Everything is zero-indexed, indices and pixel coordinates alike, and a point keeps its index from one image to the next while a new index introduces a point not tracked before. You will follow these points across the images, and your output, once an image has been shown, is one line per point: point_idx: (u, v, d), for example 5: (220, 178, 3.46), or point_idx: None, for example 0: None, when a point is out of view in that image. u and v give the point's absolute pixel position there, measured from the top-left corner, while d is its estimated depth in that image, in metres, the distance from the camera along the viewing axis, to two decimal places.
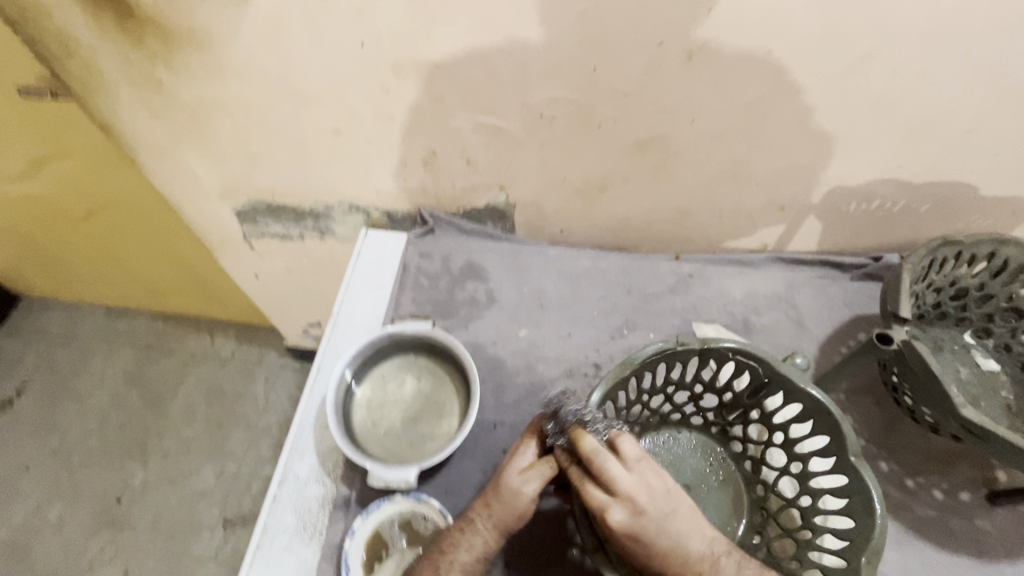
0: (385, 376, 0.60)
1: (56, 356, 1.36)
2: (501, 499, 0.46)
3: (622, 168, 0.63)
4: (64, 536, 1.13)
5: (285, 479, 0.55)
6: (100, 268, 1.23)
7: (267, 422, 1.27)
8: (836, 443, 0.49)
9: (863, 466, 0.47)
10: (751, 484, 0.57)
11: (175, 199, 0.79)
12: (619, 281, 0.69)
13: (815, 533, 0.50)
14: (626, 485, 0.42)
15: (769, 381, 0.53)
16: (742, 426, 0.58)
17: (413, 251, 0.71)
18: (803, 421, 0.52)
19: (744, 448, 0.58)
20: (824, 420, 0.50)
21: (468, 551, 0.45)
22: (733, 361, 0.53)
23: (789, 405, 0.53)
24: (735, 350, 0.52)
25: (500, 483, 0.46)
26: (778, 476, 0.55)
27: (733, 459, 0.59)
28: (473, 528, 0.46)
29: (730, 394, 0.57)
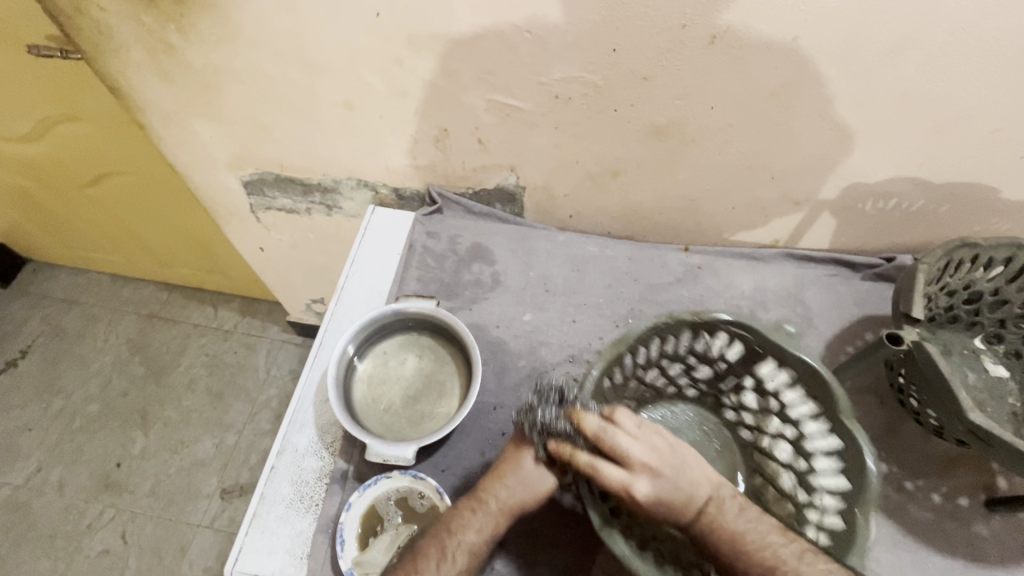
0: (387, 354, 0.60)
1: (61, 320, 1.37)
2: (516, 480, 0.47)
3: (636, 154, 0.62)
4: (65, 497, 1.15)
5: (284, 451, 0.55)
6: (106, 234, 1.23)
7: (267, 396, 1.28)
8: (827, 406, 0.48)
9: (854, 426, 0.46)
10: (748, 451, 0.57)
11: (183, 167, 0.79)
12: (626, 269, 0.68)
13: (810, 495, 0.50)
14: (631, 454, 0.44)
15: (761, 351, 0.52)
16: (736, 394, 0.57)
17: (419, 230, 0.70)
18: (794, 386, 0.52)
19: (739, 417, 0.58)
20: (815, 384, 0.49)
21: (478, 529, 0.45)
22: (722, 331, 0.52)
23: (778, 370, 0.52)
24: (727, 323, 0.51)
25: (516, 467, 0.47)
26: (774, 442, 0.55)
27: (730, 428, 0.58)
28: (485, 507, 0.46)
29: (722, 364, 0.56)
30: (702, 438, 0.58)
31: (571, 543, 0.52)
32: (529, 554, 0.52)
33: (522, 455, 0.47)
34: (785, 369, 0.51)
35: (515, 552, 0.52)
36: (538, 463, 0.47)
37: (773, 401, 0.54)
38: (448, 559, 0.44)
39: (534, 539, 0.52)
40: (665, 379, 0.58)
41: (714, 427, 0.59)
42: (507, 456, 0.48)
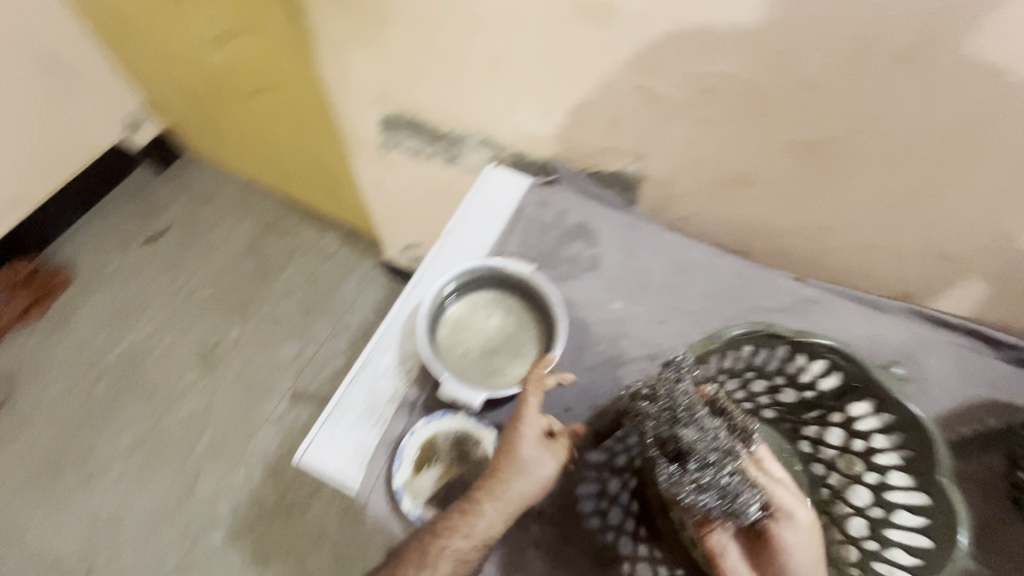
0: (475, 305, 0.62)
1: (196, 210, 1.54)
2: (525, 485, 0.48)
3: (775, 167, 0.58)
4: (170, 360, 1.32)
5: (366, 366, 0.60)
6: (250, 144, 1.37)
7: (349, 320, 1.37)
8: (924, 462, 0.42)
9: (952, 489, 0.41)
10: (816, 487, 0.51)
11: (333, 94, 0.85)
12: (731, 284, 0.65)
13: (881, 548, 0.45)
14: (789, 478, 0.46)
15: (860, 387, 0.46)
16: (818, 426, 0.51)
17: (532, 196, 0.72)
18: (889, 432, 0.46)
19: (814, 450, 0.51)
20: (916, 436, 0.43)
21: (482, 528, 0.47)
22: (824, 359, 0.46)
23: (877, 413, 0.46)
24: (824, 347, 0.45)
25: (525, 475, 0.48)
26: (848, 484, 0.49)
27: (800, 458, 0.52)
28: (490, 508, 0.47)
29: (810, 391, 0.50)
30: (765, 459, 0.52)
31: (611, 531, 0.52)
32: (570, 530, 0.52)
33: (525, 458, 0.49)
34: (885, 415, 0.45)
35: (554, 522, 0.53)
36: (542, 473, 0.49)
37: (857, 442, 0.48)
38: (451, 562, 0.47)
39: (575, 516, 0.53)
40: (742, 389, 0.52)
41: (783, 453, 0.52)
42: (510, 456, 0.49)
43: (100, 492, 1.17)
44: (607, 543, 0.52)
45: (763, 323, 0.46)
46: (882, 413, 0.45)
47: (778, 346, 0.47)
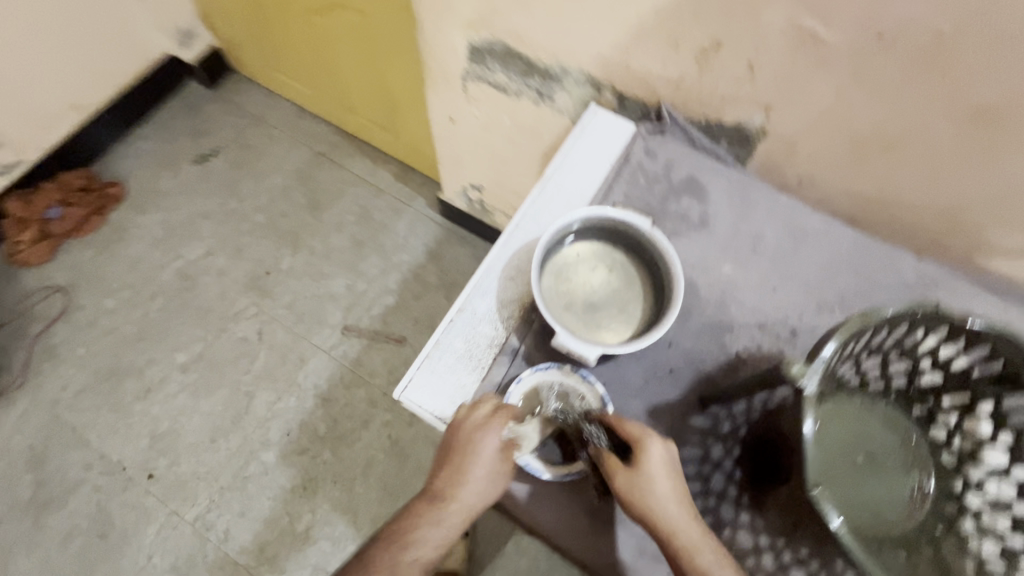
0: (579, 257, 0.58)
1: (248, 132, 1.51)
2: (480, 474, 0.48)
3: (931, 132, 0.53)
4: (223, 283, 1.33)
5: (463, 310, 0.58)
6: (309, 65, 1.31)
7: (400, 259, 1.36)
8: None
9: None
10: (945, 478, 0.46)
11: (422, 15, 0.79)
12: (849, 256, 0.61)
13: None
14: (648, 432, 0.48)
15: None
16: (958, 415, 0.46)
17: (639, 145, 0.67)
18: None
19: (948, 439, 0.46)
20: None
21: (447, 529, 0.48)
22: (985, 346, 0.41)
23: None
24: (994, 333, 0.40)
25: (476, 466, 0.48)
26: (988, 480, 0.44)
27: (928, 448, 0.47)
28: (453, 512, 0.48)
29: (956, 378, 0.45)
30: (891, 444, 0.47)
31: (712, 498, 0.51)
32: None
33: (472, 448, 0.48)
34: None
35: None
36: (491, 463, 0.49)
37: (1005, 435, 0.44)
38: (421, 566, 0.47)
39: None
40: (878, 369, 0.47)
41: (909, 440, 0.47)
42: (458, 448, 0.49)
43: (158, 405, 1.20)
44: (709, 509, 0.51)
45: (931, 302, 0.40)
46: None
47: (939, 328, 0.42)
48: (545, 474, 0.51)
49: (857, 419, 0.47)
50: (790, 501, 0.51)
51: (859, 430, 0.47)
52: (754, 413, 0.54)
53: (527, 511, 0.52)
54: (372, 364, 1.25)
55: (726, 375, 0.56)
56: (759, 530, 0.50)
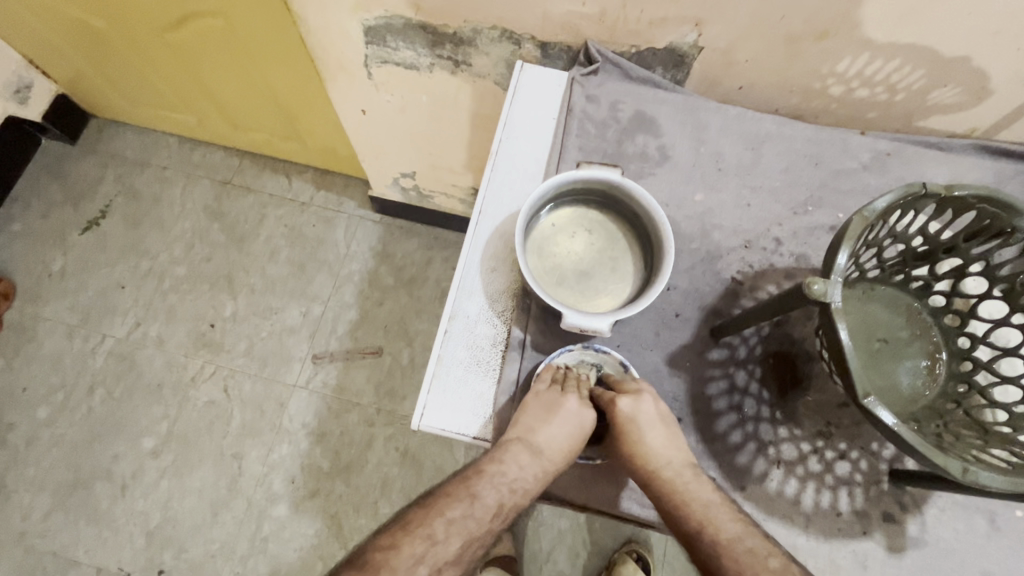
0: (557, 227, 0.55)
1: (135, 182, 1.34)
2: (572, 435, 0.48)
3: (861, 11, 0.53)
4: (167, 352, 1.21)
5: (455, 316, 0.54)
6: (180, 89, 1.16)
7: (349, 270, 1.28)
8: None
9: None
10: (951, 338, 0.48)
11: (299, 6, 0.70)
12: (807, 151, 0.62)
13: None
14: (635, 388, 0.49)
15: (1010, 233, 0.43)
16: (951, 279, 0.48)
17: (578, 92, 0.63)
18: None
19: (947, 303, 0.48)
20: None
21: (533, 481, 0.47)
22: (972, 210, 0.43)
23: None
24: (977, 198, 0.41)
25: (568, 426, 0.48)
26: (991, 331, 0.46)
27: (931, 315, 0.49)
28: (545, 464, 0.47)
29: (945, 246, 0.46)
30: (898, 322, 0.49)
31: (754, 424, 0.52)
32: (713, 432, 0.52)
33: (566, 406, 0.48)
34: None
35: (696, 427, 0.52)
36: (584, 425, 0.49)
37: (1000, 286, 0.46)
38: (501, 513, 0.46)
39: (713, 414, 0.52)
40: (874, 256, 0.48)
41: (913, 313, 0.49)
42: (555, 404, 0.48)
43: (141, 498, 1.10)
44: (750, 434, 0.52)
45: (917, 183, 0.41)
46: None
47: (926, 206, 0.43)
48: (597, 459, 0.52)
49: (864, 308, 0.49)
50: (819, 401, 0.53)
51: (867, 317, 0.48)
52: (763, 330, 0.55)
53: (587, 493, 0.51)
54: (356, 386, 1.19)
55: (728, 301, 0.56)
56: (800, 439, 0.52)
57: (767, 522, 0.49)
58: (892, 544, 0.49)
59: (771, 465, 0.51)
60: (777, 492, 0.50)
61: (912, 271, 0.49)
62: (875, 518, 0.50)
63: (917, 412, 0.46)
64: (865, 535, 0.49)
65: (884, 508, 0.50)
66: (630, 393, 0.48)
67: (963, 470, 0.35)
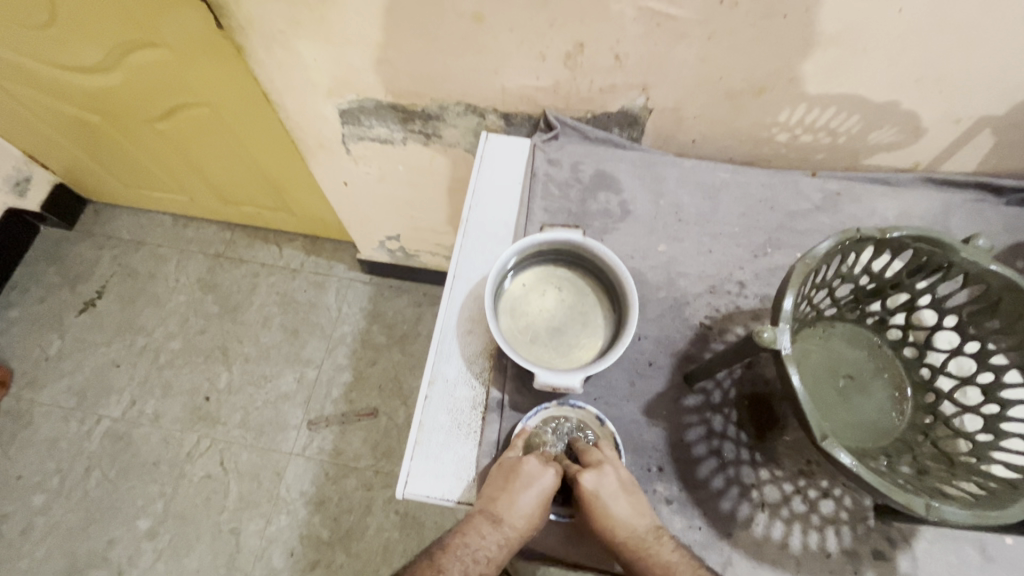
0: (528, 287, 0.58)
1: (130, 261, 1.38)
2: (534, 505, 0.47)
3: (790, 68, 0.57)
4: (162, 428, 1.21)
5: (435, 381, 0.56)
6: (172, 171, 1.21)
7: (341, 332, 1.30)
8: None
9: None
10: (914, 369, 0.49)
11: (278, 94, 0.75)
12: (761, 196, 0.65)
13: (1004, 408, 0.44)
14: (597, 459, 0.49)
15: (947, 268, 0.45)
16: (904, 312, 0.50)
17: (541, 156, 0.67)
18: (982, 300, 0.45)
19: (904, 335, 0.50)
20: (1014, 298, 0.43)
21: (496, 551, 0.46)
22: (909, 248, 0.45)
23: (968, 286, 0.45)
24: (911, 238, 0.44)
25: (529, 496, 0.47)
26: (949, 360, 0.48)
27: (892, 348, 0.51)
28: (504, 534, 0.46)
29: (893, 282, 0.49)
30: (860, 357, 0.50)
31: (735, 469, 0.52)
32: (695, 480, 0.52)
33: (527, 470, 0.48)
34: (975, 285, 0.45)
35: (677, 475, 0.52)
36: (546, 494, 0.47)
37: (950, 316, 0.48)
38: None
39: (693, 461, 0.53)
40: (828, 295, 0.50)
41: (873, 346, 0.51)
42: (518, 472, 0.48)
43: None
44: (732, 479, 0.52)
45: (853, 227, 0.44)
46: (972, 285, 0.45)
47: (866, 248, 0.45)
48: (579, 516, 0.50)
49: (827, 346, 0.50)
50: (796, 440, 0.53)
51: (830, 354, 0.50)
52: (735, 372, 0.56)
53: (574, 553, 0.51)
54: (352, 449, 1.18)
55: (699, 346, 0.57)
56: (782, 479, 0.52)
57: (757, 569, 0.49)
58: None
59: (755, 508, 0.51)
60: (765, 536, 0.50)
61: (868, 306, 0.51)
62: (866, 557, 0.49)
63: (889, 446, 0.47)
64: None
65: (873, 545, 0.50)
66: (592, 465, 0.48)
67: (927, 506, 0.36)
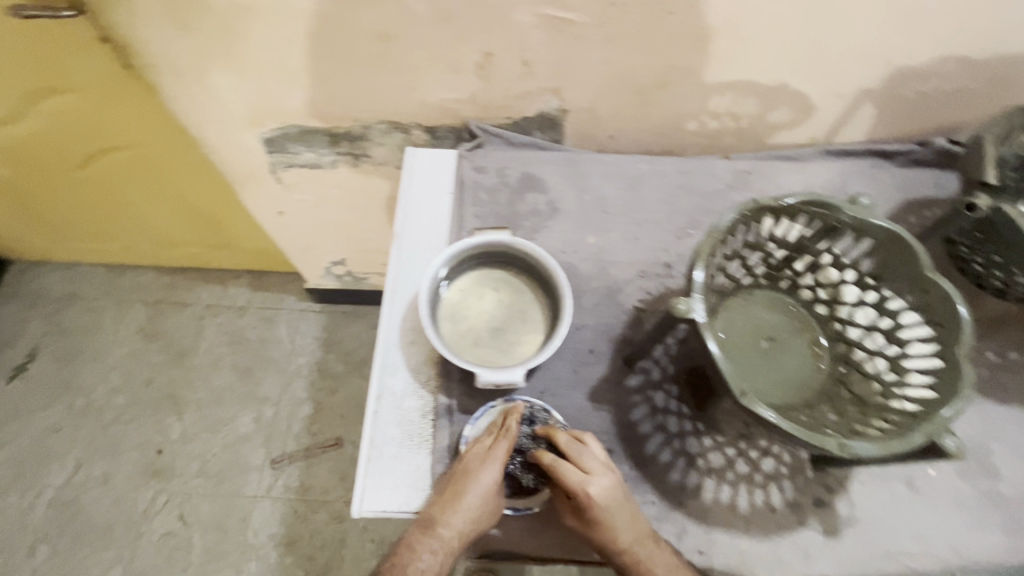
0: (466, 291, 0.59)
1: (63, 319, 1.31)
2: (473, 502, 0.48)
3: (686, 61, 0.61)
4: (113, 489, 1.14)
5: (382, 396, 0.56)
6: (99, 219, 1.16)
7: (297, 365, 1.27)
8: (912, 267, 0.47)
9: (939, 278, 0.45)
10: (826, 324, 0.53)
11: (198, 128, 0.74)
12: (678, 182, 0.68)
13: (903, 349, 0.48)
14: (597, 465, 0.48)
15: (840, 227, 0.49)
16: (810, 274, 0.54)
17: (467, 165, 0.68)
18: (872, 254, 0.50)
19: (814, 295, 0.54)
20: (896, 248, 0.47)
21: (431, 553, 0.49)
22: (804, 214, 0.49)
23: (858, 242, 0.50)
24: (806, 202, 0.47)
25: (468, 494, 0.48)
26: (854, 312, 0.52)
27: (805, 308, 0.54)
28: (438, 536, 0.48)
29: (796, 247, 0.52)
30: (780, 319, 0.54)
31: (682, 442, 0.54)
32: (645, 456, 0.54)
33: (463, 469, 0.49)
34: (864, 240, 0.49)
35: (627, 456, 0.54)
36: (483, 489, 0.48)
37: (849, 273, 0.52)
38: None
39: (640, 438, 0.55)
40: (743, 266, 0.53)
41: (789, 309, 0.54)
42: (455, 472, 0.50)
43: None
44: (679, 451, 0.54)
45: (751, 198, 0.47)
46: (862, 241, 0.49)
47: (766, 217, 0.49)
48: (536, 507, 0.51)
49: (749, 314, 0.53)
50: (734, 405, 0.56)
51: (752, 320, 0.53)
52: (672, 349, 0.58)
53: (537, 544, 0.52)
54: (320, 482, 1.15)
55: (635, 329, 0.60)
56: (724, 445, 0.55)
57: (710, 532, 0.51)
58: (828, 528, 0.52)
59: (703, 476, 0.53)
60: (714, 501, 0.52)
61: (780, 271, 0.54)
62: (808, 506, 0.52)
63: (812, 399, 0.50)
64: (802, 525, 0.52)
65: (814, 495, 0.53)
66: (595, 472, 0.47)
67: (840, 446, 0.39)
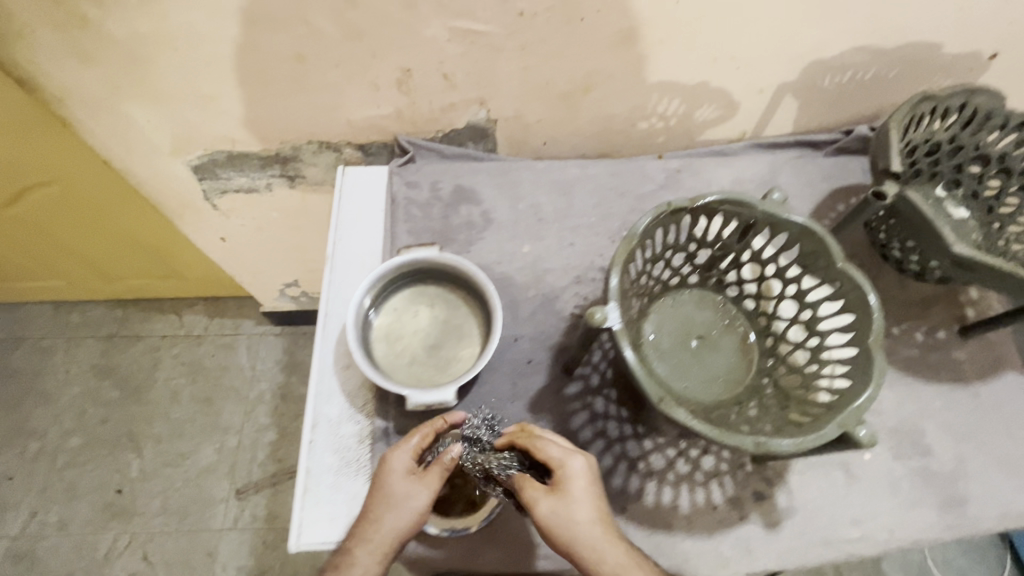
0: (398, 310, 0.58)
1: (10, 362, 1.26)
2: (388, 507, 0.46)
3: (604, 66, 0.61)
4: (72, 535, 1.10)
5: (318, 424, 0.55)
6: (39, 257, 1.12)
7: (258, 391, 1.24)
8: (825, 259, 0.47)
9: (849, 269, 0.46)
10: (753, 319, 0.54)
11: (122, 161, 0.72)
12: (611, 185, 0.69)
13: (823, 340, 0.49)
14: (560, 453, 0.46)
15: (756, 223, 0.50)
16: (734, 271, 0.54)
17: (398, 181, 0.68)
18: (790, 248, 0.50)
19: (740, 290, 0.55)
20: (810, 241, 0.48)
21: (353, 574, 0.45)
22: (720, 212, 0.49)
23: (776, 237, 0.50)
24: (720, 202, 0.47)
25: (382, 496, 0.46)
26: (777, 306, 0.52)
27: (732, 305, 0.55)
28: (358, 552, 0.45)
29: (718, 245, 0.53)
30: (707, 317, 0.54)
31: (623, 447, 0.54)
32: None
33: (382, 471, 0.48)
34: (781, 235, 0.49)
35: None
36: (399, 485, 0.47)
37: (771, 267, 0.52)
38: None
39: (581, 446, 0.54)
40: (668, 267, 0.54)
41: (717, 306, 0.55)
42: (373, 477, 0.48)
43: None
44: (619, 456, 0.54)
45: (665, 201, 0.47)
46: (779, 236, 0.49)
47: (683, 218, 0.49)
48: (473, 527, 0.51)
49: (677, 315, 0.54)
50: None
51: (680, 320, 0.53)
52: (610, 353, 0.58)
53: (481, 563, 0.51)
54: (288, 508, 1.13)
55: (572, 335, 0.60)
56: (664, 446, 0.55)
57: (653, 535, 0.51)
58: (768, 521, 0.52)
59: (644, 479, 0.53)
60: (656, 503, 0.52)
61: (706, 269, 0.55)
62: (749, 501, 0.53)
63: (741, 395, 0.50)
64: (744, 520, 0.52)
65: (754, 489, 0.53)
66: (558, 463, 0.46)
67: (757, 444, 0.39)
